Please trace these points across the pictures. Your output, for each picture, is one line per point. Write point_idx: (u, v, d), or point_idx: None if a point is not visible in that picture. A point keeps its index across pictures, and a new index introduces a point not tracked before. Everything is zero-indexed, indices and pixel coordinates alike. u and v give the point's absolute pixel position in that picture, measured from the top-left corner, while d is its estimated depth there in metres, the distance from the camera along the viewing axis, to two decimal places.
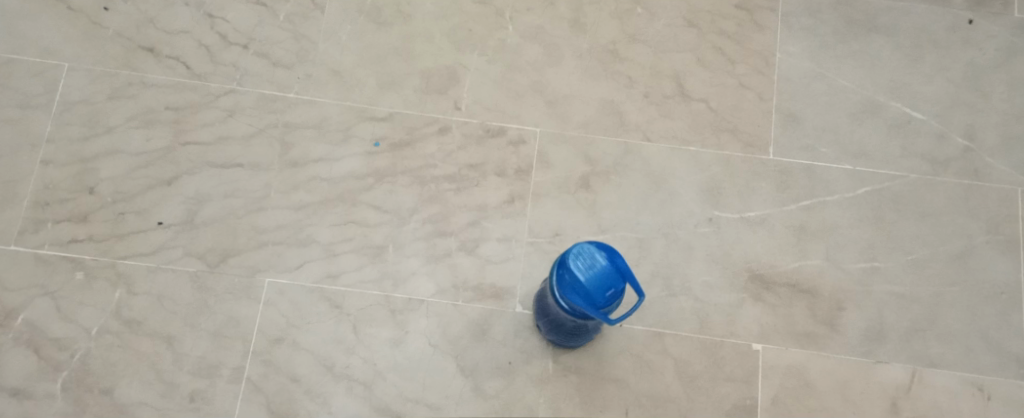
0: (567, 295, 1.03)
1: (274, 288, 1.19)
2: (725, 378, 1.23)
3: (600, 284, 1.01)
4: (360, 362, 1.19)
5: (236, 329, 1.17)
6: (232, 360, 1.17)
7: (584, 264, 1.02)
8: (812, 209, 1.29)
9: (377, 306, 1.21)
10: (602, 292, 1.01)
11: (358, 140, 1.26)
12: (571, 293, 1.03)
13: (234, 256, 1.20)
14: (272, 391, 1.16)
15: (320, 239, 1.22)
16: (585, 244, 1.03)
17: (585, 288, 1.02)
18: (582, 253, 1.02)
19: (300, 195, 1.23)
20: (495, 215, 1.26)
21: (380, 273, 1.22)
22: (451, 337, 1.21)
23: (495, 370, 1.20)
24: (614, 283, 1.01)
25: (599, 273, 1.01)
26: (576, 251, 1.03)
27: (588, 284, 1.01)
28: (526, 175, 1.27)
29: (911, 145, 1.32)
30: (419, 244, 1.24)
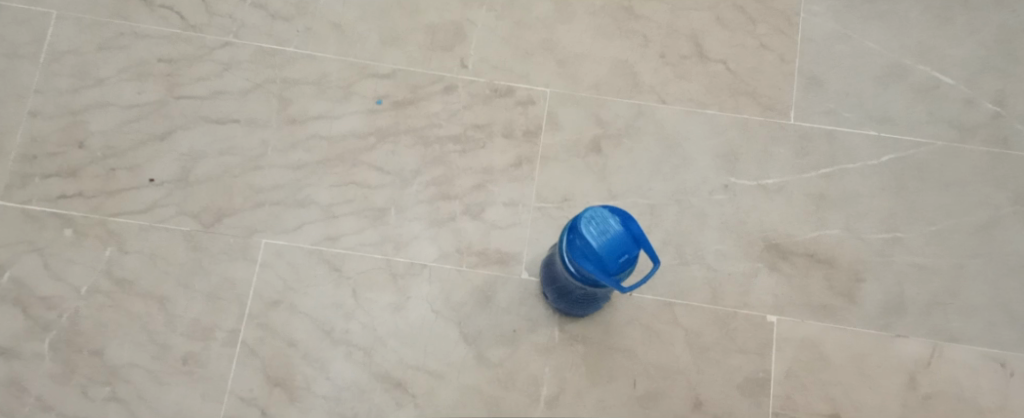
0: (577, 260, 0.99)
1: (272, 249, 1.15)
2: (737, 350, 1.18)
3: (612, 249, 0.96)
4: (359, 327, 1.15)
5: (231, 291, 1.14)
6: (227, 323, 1.13)
7: (595, 228, 0.97)
8: (832, 176, 1.24)
9: (378, 270, 1.17)
10: (614, 258, 0.97)
11: (360, 97, 1.21)
12: (582, 258, 0.98)
13: (230, 216, 1.16)
14: (268, 355, 1.13)
15: (319, 200, 1.18)
16: (598, 209, 0.98)
17: (597, 253, 0.97)
18: (594, 218, 0.98)
19: (299, 154, 1.18)
20: (502, 178, 1.21)
21: (381, 236, 1.18)
22: (454, 303, 1.17)
23: (499, 338, 1.16)
24: (627, 249, 0.97)
25: (611, 237, 0.97)
26: (588, 216, 0.98)
27: (600, 249, 0.97)
28: (535, 137, 1.23)
29: (937, 111, 1.26)
30: (422, 207, 1.19)
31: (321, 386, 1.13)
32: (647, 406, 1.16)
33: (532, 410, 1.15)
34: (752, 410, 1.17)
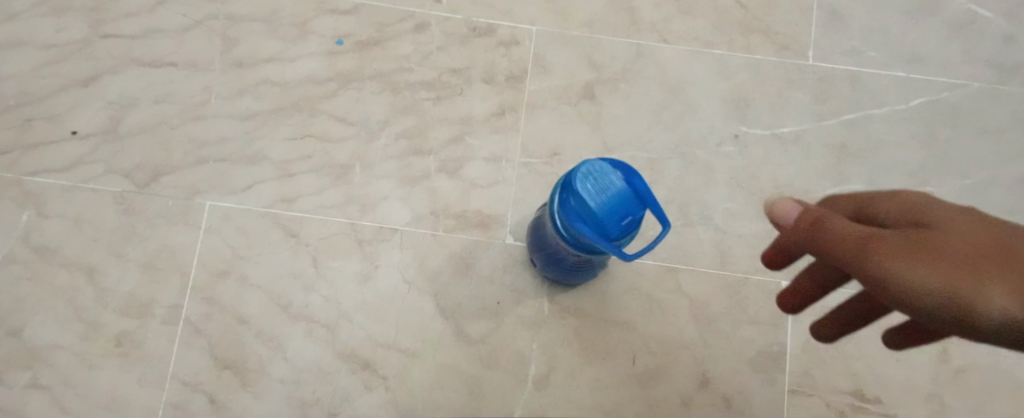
0: (572, 223, 0.84)
1: (218, 213, 1.01)
2: (748, 322, 1.06)
3: (614, 209, 0.82)
4: (320, 300, 1.01)
5: (172, 260, 0.99)
6: (167, 297, 0.99)
7: (595, 184, 0.82)
8: (855, 124, 1.10)
9: (342, 236, 1.02)
10: (617, 220, 0.82)
11: (318, 37, 1.06)
12: (579, 221, 0.83)
13: (168, 174, 1.01)
14: (215, 334, 0.98)
15: (272, 156, 1.03)
16: (597, 162, 0.83)
17: (597, 215, 0.82)
18: (593, 173, 0.83)
19: (247, 102, 1.03)
20: (482, 129, 1.06)
21: (345, 196, 1.03)
22: (429, 272, 1.03)
23: (480, 311, 1.02)
24: (632, 210, 0.82)
25: (614, 196, 0.82)
26: (586, 170, 0.83)
27: (601, 210, 0.82)
28: (519, 82, 1.08)
29: (973, 49, 1.12)
30: (391, 163, 1.04)
31: (278, 369, 0.99)
32: (648, 385, 1.04)
33: (519, 392, 1.02)
34: (766, 388, 1.05)
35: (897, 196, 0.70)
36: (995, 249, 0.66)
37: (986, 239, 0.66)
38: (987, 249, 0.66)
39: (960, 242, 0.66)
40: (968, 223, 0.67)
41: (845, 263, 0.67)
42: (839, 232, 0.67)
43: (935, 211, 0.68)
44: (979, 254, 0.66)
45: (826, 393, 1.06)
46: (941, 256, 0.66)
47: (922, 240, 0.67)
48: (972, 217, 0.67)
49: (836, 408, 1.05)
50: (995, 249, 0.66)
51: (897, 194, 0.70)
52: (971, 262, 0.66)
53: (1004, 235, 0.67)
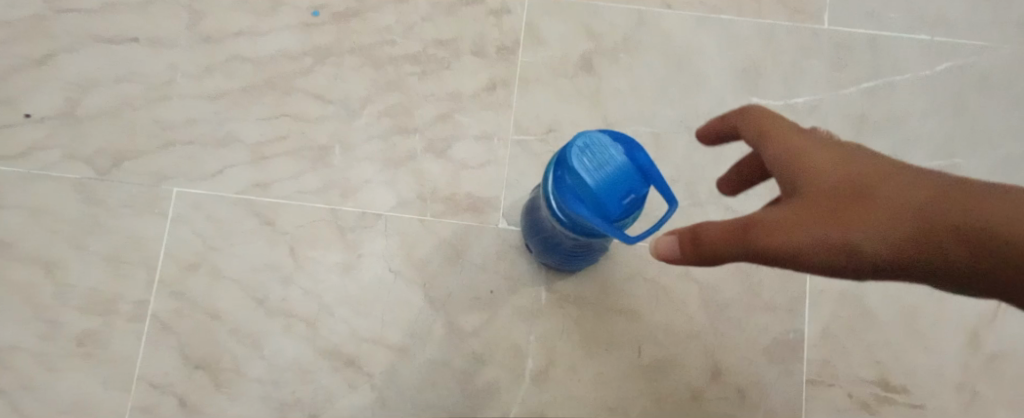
0: (569, 204, 0.76)
1: (187, 200, 0.93)
2: (762, 308, 0.98)
3: (613, 187, 0.74)
4: (300, 293, 0.93)
5: (137, 253, 0.92)
6: (133, 293, 0.91)
7: (591, 160, 0.74)
8: (876, 93, 1.01)
9: (322, 223, 0.95)
10: (615, 199, 0.74)
11: (293, 9, 0.98)
12: (575, 201, 0.75)
13: (132, 159, 0.93)
14: (186, 331, 0.91)
15: (244, 138, 0.95)
16: (594, 135, 0.75)
17: (595, 194, 0.74)
18: (590, 147, 0.75)
19: (216, 80, 0.96)
20: (471, 106, 0.98)
21: (324, 181, 0.95)
22: (417, 261, 0.95)
23: (473, 302, 0.95)
24: (634, 186, 0.74)
25: (612, 173, 0.74)
26: (582, 144, 0.75)
27: (598, 188, 0.74)
28: (511, 54, 1.00)
29: (1003, 10, 1.03)
30: (374, 144, 0.97)
31: (254, 368, 0.92)
32: (656, 379, 0.96)
33: (516, 388, 0.94)
34: (783, 379, 0.97)
35: (768, 139, 0.67)
36: (866, 180, 0.63)
37: (855, 172, 0.64)
38: (854, 183, 0.63)
39: (828, 187, 0.64)
40: (831, 160, 0.64)
41: (733, 256, 0.64)
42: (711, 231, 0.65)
43: (801, 155, 0.65)
44: (850, 190, 0.63)
45: (848, 384, 0.98)
46: (813, 210, 0.63)
47: (794, 204, 0.64)
48: (838, 151, 0.65)
49: (859, 400, 0.98)
50: (865, 179, 0.63)
51: (769, 138, 0.67)
52: (844, 202, 0.62)
53: (873, 162, 0.64)
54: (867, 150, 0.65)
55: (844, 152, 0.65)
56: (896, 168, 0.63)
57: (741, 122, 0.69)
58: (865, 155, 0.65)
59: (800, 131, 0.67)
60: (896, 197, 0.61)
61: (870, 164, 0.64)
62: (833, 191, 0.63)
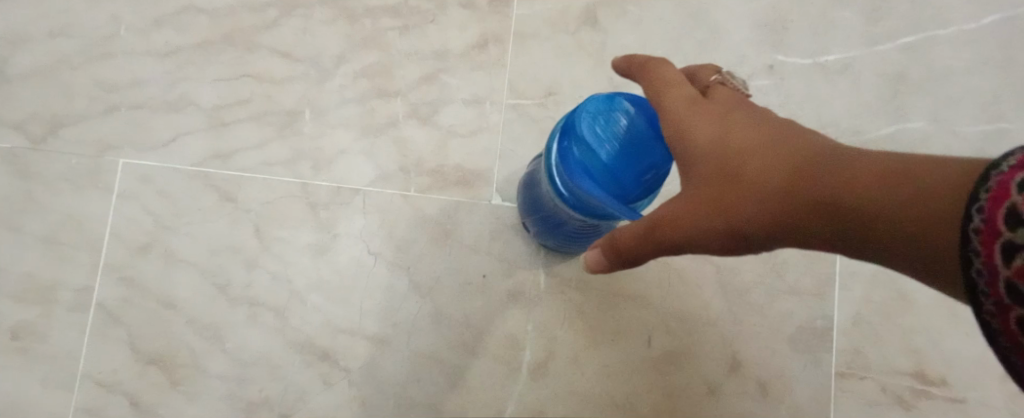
0: (574, 179, 0.64)
1: (135, 174, 0.81)
2: (786, 292, 0.88)
3: (631, 158, 0.63)
4: (265, 278, 0.82)
5: (78, 233, 0.80)
6: (74, 278, 0.80)
7: (603, 126, 0.63)
8: (916, 49, 0.90)
9: (290, 199, 0.83)
10: (633, 173, 0.63)
11: None
12: (583, 175, 0.64)
13: (71, 126, 0.81)
14: (137, 322, 0.80)
15: (200, 102, 0.83)
16: (607, 98, 0.64)
17: (609, 167, 0.63)
18: (601, 112, 0.63)
19: (166, 35, 0.83)
20: (459, 65, 0.87)
21: (293, 151, 0.84)
22: (399, 241, 0.84)
23: (463, 287, 0.84)
24: (655, 159, 0.63)
25: (631, 141, 0.63)
26: (593, 110, 0.64)
27: (613, 159, 0.63)
28: (504, 6, 0.88)
29: None
30: (348, 108, 0.85)
31: (215, 363, 0.81)
32: (667, 372, 0.85)
33: (510, 383, 0.83)
34: (809, 370, 0.87)
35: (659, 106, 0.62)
36: (746, 150, 0.57)
37: (736, 141, 0.58)
38: (747, 156, 0.57)
39: (726, 164, 0.58)
40: (716, 130, 0.59)
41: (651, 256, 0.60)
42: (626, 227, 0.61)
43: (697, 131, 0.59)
44: (730, 163, 0.57)
45: (882, 375, 0.87)
46: (697, 190, 0.58)
47: (694, 187, 0.59)
48: (724, 118, 0.60)
49: (894, 393, 0.87)
50: (745, 149, 0.57)
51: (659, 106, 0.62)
52: (727, 182, 0.57)
53: (759, 129, 0.58)
54: (758, 113, 0.59)
55: (729, 119, 0.59)
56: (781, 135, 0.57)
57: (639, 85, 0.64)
58: (754, 120, 0.59)
59: (692, 96, 0.61)
60: (776, 170, 0.56)
61: (755, 131, 0.58)
62: (714, 166, 0.58)
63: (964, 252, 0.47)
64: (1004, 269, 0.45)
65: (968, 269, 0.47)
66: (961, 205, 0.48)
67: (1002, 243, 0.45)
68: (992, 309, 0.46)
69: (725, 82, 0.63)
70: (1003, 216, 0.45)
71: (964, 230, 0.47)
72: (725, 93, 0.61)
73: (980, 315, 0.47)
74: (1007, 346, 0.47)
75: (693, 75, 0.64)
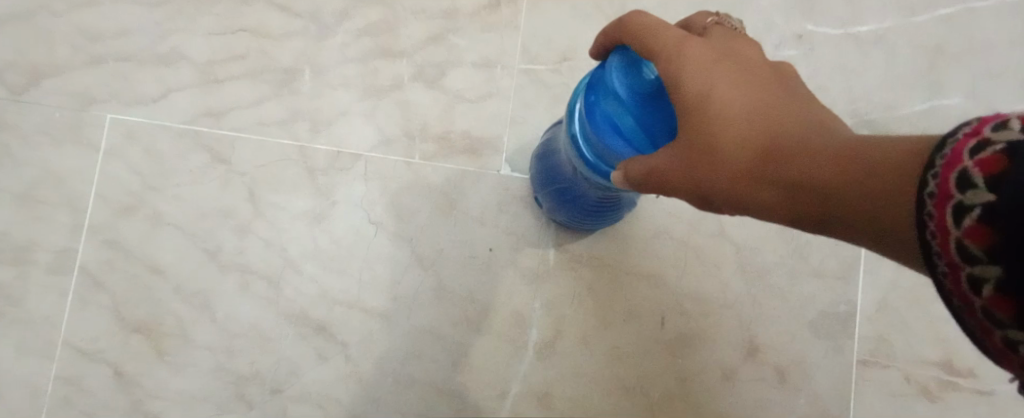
0: (602, 137, 0.59)
1: (122, 131, 0.76)
2: (809, 274, 0.83)
3: (665, 117, 0.55)
4: (259, 246, 0.78)
5: (58, 191, 0.75)
6: (52, 239, 0.75)
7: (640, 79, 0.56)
8: (954, 21, 0.85)
9: (287, 162, 0.78)
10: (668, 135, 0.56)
11: None
12: (612, 134, 0.58)
13: (52, 78, 0.76)
14: (120, 288, 0.76)
15: (193, 56, 0.78)
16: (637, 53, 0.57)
17: (641, 127, 0.56)
18: (631, 67, 0.57)
19: None
20: (470, 26, 0.82)
21: (290, 111, 0.79)
22: (401, 210, 0.79)
23: (468, 260, 0.79)
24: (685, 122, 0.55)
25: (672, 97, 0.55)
26: (623, 65, 0.57)
27: (647, 119, 0.56)
28: None
29: None
30: (351, 68, 0.80)
31: (203, 333, 0.76)
32: (680, 356, 0.81)
33: (515, 362, 0.79)
34: (831, 358, 0.82)
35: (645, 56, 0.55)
36: (722, 105, 0.52)
37: (712, 93, 0.53)
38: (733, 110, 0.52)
39: (713, 114, 0.52)
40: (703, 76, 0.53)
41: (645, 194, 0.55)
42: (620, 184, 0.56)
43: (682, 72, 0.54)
44: (703, 117, 0.52)
45: (907, 365, 0.82)
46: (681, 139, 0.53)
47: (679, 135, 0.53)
48: (709, 64, 0.54)
49: (919, 384, 0.82)
50: (722, 101, 0.52)
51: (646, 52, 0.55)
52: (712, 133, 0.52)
53: (738, 82, 0.53)
54: (746, 65, 0.54)
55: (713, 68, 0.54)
56: (760, 91, 0.53)
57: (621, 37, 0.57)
58: (738, 71, 0.54)
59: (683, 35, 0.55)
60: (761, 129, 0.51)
61: (735, 84, 0.53)
62: (685, 120, 0.53)
63: (919, 215, 0.42)
64: (954, 229, 0.40)
65: (922, 231, 0.42)
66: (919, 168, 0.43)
67: (953, 204, 0.40)
68: (944, 271, 0.41)
69: (720, 23, 0.57)
70: (955, 176, 0.41)
71: (919, 194, 0.42)
72: (719, 36, 0.56)
73: (935, 279, 0.42)
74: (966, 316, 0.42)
75: (686, 23, 0.58)
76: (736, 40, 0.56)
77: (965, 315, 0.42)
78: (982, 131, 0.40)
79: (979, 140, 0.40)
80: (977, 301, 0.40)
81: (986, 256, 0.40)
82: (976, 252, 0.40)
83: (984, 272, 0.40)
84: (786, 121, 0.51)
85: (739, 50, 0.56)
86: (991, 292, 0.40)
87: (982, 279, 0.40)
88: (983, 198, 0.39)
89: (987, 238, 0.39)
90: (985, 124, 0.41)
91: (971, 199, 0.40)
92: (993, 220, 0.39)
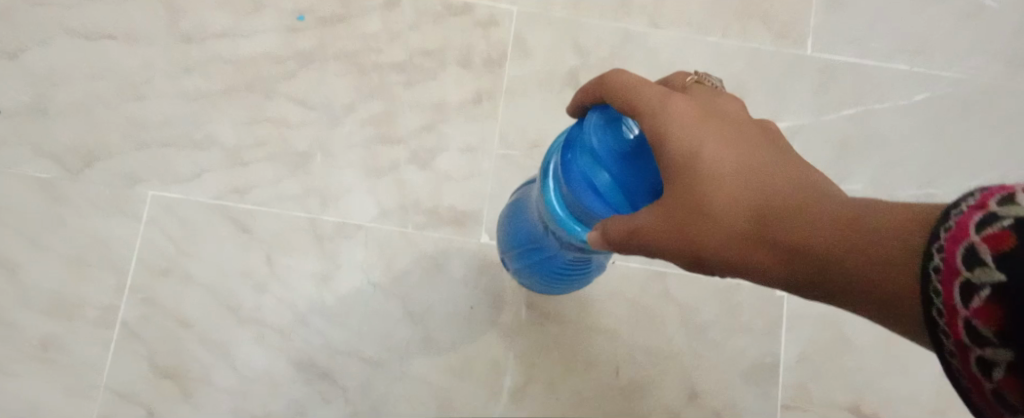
0: (581, 190, 0.65)
1: (162, 204, 0.90)
2: (741, 330, 0.98)
3: (643, 173, 0.63)
4: (273, 303, 0.91)
5: (104, 255, 0.89)
6: (98, 296, 0.88)
7: (618, 145, 0.63)
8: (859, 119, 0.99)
9: (299, 231, 0.92)
10: (646, 194, 0.63)
11: (276, 11, 0.96)
12: (590, 187, 0.64)
13: (104, 160, 0.90)
14: (153, 338, 0.88)
15: (222, 141, 0.92)
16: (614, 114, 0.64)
17: (619, 184, 0.63)
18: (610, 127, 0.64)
19: (195, 80, 0.93)
20: (456, 117, 0.96)
21: (303, 187, 0.93)
22: (396, 273, 0.93)
23: (452, 316, 0.93)
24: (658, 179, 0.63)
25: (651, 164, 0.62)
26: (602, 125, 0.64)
27: (626, 180, 0.63)
28: (497, 66, 0.98)
29: (983, 41, 1.02)
30: (355, 152, 0.94)
31: (224, 378, 0.89)
32: (632, 400, 0.95)
33: (492, 405, 0.92)
34: (760, 402, 0.97)
35: (631, 113, 0.62)
36: (714, 164, 0.59)
37: (706, 155, 0.59)
38: (728, 173, 0.58)
39: (712, 177, 0.58)
40: (695, 139, 0.60)
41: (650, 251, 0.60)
42: (601, 240, 0.62)
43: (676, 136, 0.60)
44: (699, 178, 0.58)
45: (824, 408, 0.97)
46: (681, 200, 0.59)
47: (680, 197, 0.59)
48: (700, 127, 0.60)
49: None
50: (718, 165, 0.59)
51: (634, 110, 0.62)
52: (709, 196, 0.58)
53: (729, 143, 0.60)
54: (736, 127, 0.61)
55: (702, 128, 0.60)
56: (748, 153, 0.59)
57: (605, 97, 0.64)
58: (727, 132, 0.60)
59: (669, 94, 0.62)
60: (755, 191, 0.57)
61: (726, 145, 0.60)
62: (686, 183, 0.59)
63: (925, 291, 0.46)
64: (963, 309, 0.44)
65: (929, 308, 0.46)
66: (921, 239, 0.47)
67: (960, 281, 0.44)
68: (954, 349, 0.46)
69: (700, 82, 0.65)
70: (962, 253, 0.44)
71: (924, 269, 0.47)
72: (702, 97, 0.63)
73: (944, 357, 0.46)
74: (974, 390, 0.46)
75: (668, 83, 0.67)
76: (717, 100, 0.63)
77: (971, 389, 0.46)
78: (986, 205, 0.44)
79: (985, 214, 0.44)
80: (988, 381, 0.45)
81: (997, 338, 0.43)
82: (988, 333, 0.44)
83: (996, 354, 0.44)
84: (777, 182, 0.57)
85: (726, 110, 0.62)
86: (1002, 373, 0.44)
87: (994, 360, 0.44)
88: (992, 277, 0.43)
89: (996, 319, 0.43)
90: (990, 196, 0.44)
91: (979, 278, 0.44)
92: (1001, 301, 0.43)
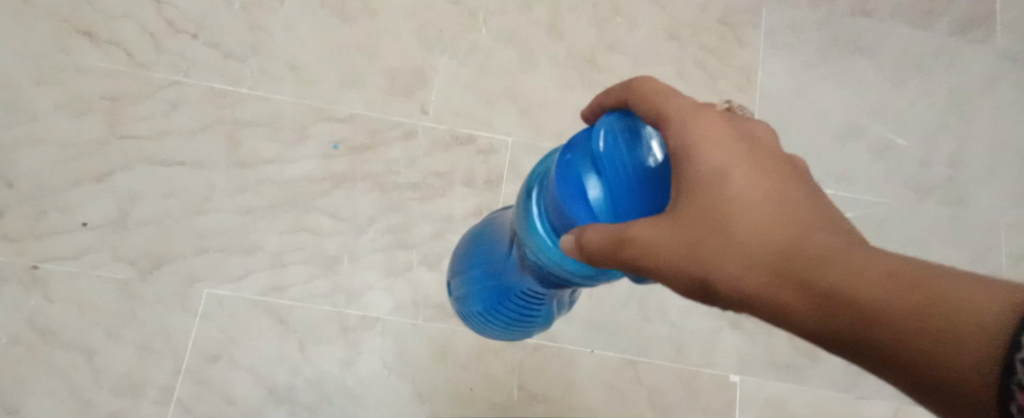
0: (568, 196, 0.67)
1: (215, 299, 1.08)
2: (700, 410, 1.14)
3: (632, 188, 0.65)
4: (304, 384, 1.08)
5: (166, 343, 1.06)
6: (159, 377, 1.05)
7: (629, 161, 0.65)
8: None
9: (328, 322, 1.10)
10: (631, 210, 0.66)
11: (314, 141, 1.15)
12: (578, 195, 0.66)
13: (170, 263, 1.08)
14: (203, 413, 1.05)
15: (266, 247, 1.11)
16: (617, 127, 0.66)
17: (607, 197, 0.66)
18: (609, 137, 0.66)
19: (247, 197, 1.12)
20: (461, 227, 1.14)
21: (332, 286, 1.11)
22: (408, 359, 1.10)
23: (454, 396, 1.10)
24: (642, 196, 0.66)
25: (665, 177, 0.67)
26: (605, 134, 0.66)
27: (619, 196, 0.65)
28: (495, 185, 1.16)
29: (895, 170, 1.23)
30: (376, 256, 1.13)
31: None
32: None
33: None
34: None
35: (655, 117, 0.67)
36: (737, 188, 0.65)
37: (731, 180, 0.65)
38: (754, 201, 0.64)
39: (742, 205, 0.64)
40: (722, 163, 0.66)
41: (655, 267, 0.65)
42: (579, 246, 0.66)
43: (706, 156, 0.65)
44: (723, 201, 0.65)
45: None
46: (701, 224, 0.64)
47: (702, 218, 0.64)
48: (727, 152, 0.66)
49: None
50: (747, 194, 0.65)
51: (659, 116, 0.67)
52: (731, 222, 0.64)
53: (756, 171, 0.66)
54: (761, 155, 0.67)
55: (732, 150, 0.67)
56: (772, 183, 0.65)
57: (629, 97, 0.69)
58: (754, 161, 0.66)
59: (698, 107, 0.67)
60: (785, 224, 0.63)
61: (752, 173, 0.66)
62: (713, 207, 0.64)
63: (1006, 366, 0.53)
64: None
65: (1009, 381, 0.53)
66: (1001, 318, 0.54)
67: None
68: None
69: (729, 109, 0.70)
70: None
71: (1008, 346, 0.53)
72: (730, 118, 0.69)
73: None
74: None
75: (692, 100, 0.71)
76: (749, 127, 0.68)
77: None
78: None
79: None
80: None
81: None
82: None
83: None
84: (804, 215, 0.63)
85: (754, 136, 0.68)
86: None
87: None
88: None
89: None
90: None
91: None
92: None
